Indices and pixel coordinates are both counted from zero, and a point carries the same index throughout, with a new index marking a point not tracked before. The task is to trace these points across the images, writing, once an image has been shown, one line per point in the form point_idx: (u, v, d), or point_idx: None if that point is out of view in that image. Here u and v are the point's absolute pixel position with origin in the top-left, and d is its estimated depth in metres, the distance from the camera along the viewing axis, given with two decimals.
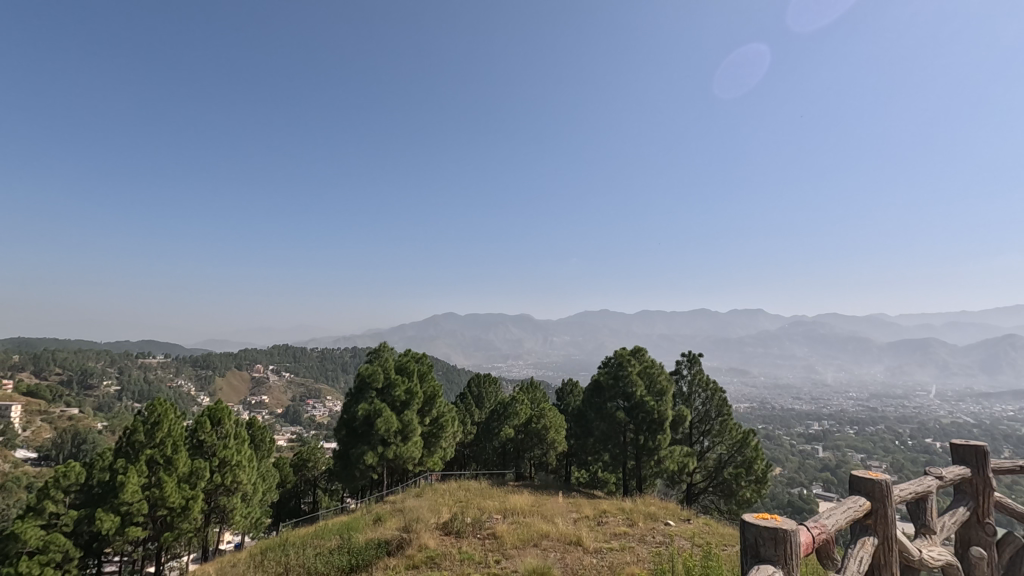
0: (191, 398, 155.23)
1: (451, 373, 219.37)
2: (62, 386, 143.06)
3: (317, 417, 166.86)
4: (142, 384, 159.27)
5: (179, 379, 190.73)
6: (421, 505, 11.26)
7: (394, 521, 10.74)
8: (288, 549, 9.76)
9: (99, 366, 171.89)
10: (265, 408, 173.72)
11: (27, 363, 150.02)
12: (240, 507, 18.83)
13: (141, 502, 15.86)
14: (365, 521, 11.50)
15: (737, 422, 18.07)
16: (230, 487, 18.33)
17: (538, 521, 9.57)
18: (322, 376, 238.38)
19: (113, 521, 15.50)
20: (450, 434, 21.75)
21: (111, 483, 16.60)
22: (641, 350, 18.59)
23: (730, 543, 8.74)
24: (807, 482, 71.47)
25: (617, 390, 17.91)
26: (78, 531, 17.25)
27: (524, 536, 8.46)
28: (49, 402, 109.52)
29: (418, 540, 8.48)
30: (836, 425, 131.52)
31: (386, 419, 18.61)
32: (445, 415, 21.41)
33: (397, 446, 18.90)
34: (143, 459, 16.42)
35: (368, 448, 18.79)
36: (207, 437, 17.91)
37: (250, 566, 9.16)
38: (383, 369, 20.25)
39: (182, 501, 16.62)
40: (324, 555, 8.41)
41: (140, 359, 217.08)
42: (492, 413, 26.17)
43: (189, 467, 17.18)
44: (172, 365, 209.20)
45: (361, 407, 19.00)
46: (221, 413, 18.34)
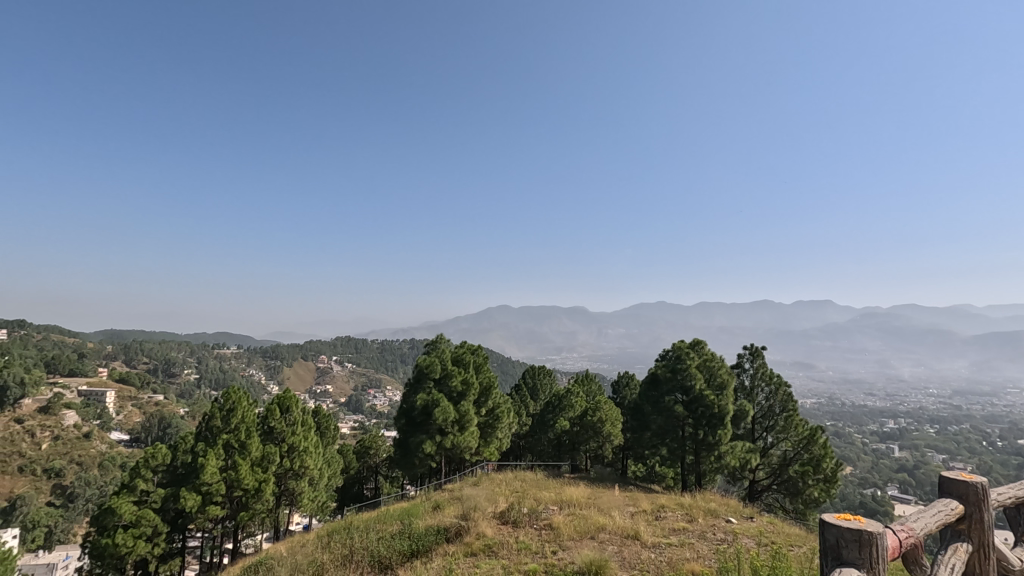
0: (262, 387, 164.34)
1: (506, 365, 221.81)
2: (150, 373, 155.06)
3: (378, 406, 172.97)
4: (219, 373, 170.27)
5: (251, 368, 202.49)
6: (479, 494, 11.48)
7: (453, 509, 10.99)
8: (353, 532, 10.24)
9: (180, 356, 184.79)
10: (330, 398, 181.95)
11: (119, 353, 163.08)
12: (308, 491, 19.72)
13: (219, 483, 17.00)
14: (425, 508, 11.81)
15: (804, 419, 17.27)
16: (298, 471, 19.23)
17: (594, 514, 9.52)
18: (383, 368, 246.50)
19: (195, 499, 16.67)
20: (505, 425, 22.00)
21: (192, 466, 17.86)
22: (700, 343, 18.08)
23: (798, 543, 8.42)
24: (882, 482, 67.65)
25: (675, 384, 17.56)
26: (164, 508, 18.56)
27: (580, 528, 8.47)
28: (139, 389, 119.03)
29: (476, 528, 8.66)
30: (914, 424, 123.68)
31: (443, 408, 19.02)
32: (501, 406, 21.64)
33: (454, 436, 19.29)
34: (221, 443, 17.62)
35: (427, 437, 19.33)
36: (277, 424, 18.92)
37: (319, 547, 9.69)
38: (440, 361, 20.65)
39: (256, 484, 17.58)
40: (386, 539, 8.75)
41: (216, 349, 231.47)
42: (547, 406, 26.38)
43: (261, 451, 18.23)
44: (245, 355, 222.09)
45: (420, 397, 19.56)
46: (290, 401, 19.30)
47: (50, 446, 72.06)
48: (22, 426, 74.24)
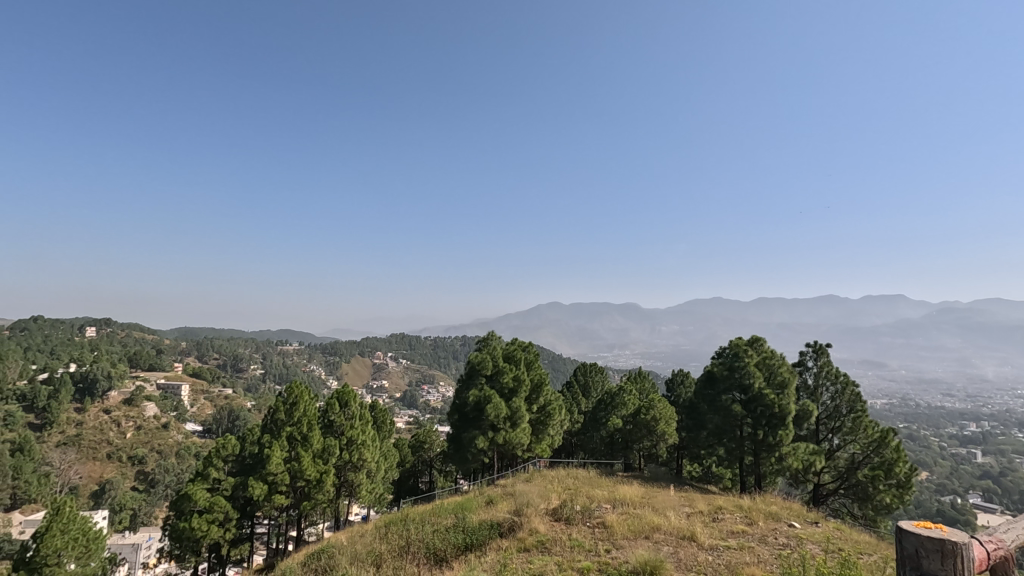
0: (322, 382, 171.34)
1: (557, 362, 221.55)
2: (221, 368, 164.67)
3: (432, 402, 176.83)
4: (282, 369, 178.82)
5: (312, 364, 211.47)
6: (532, 491, 11.52)
7: (506, 504, 11.10)
8: (409, 524, 10.50)
9: (248, 352, 195.25)
10: (385, 393, 187.57)
11: (193, 349, 174.00)
12: (366, 483, 20.32)
13: (284, 473, 17.85)
14: (478, 502, 12.00)
15: (874, 420, 16.35)
16: (357, 464, 19.86)
17: (649, 513, 9.38)
18: (436, 364, 251.58)
19: (262, 488, 17.55)
20: (557, 422, 21.94)
21: (259, 456, 18.84)
22: (759, 340, 17.46)
23: (868, 552, 7.99)
24: (962, 490, 63.15)
25: (732, 382, 17.02)
26: (234, 496, 19.61)
27: (635, 527, 8.35)
28: (211, 383, 126.68)
29: (529, 524, 8.69)
30: (999, 427, 114.70)
31: (495, 405, 19.19)
32: (553, 403, 21.61)
33: (506, 432, 19.42)
34: (285, 436, 18.49)
35: (479, 432, 19.56)
36: (337, 418, 19.68)
37: (378, 537, 10.01)
38: (491, 357, 20.86)
39: (317, 474, 18.33)
40: (441, 532, 8.93)
41: (279, 346, 243.01)
42: (599, 404, 26.15)
43: (322, 444, 18.97)
44: (307, 352, 232.09)
45: (472, 393, 19.83)
46: (348, 396, 20.02)
47: (133, 435, 77.79)
48: (109, 416, 80.49)
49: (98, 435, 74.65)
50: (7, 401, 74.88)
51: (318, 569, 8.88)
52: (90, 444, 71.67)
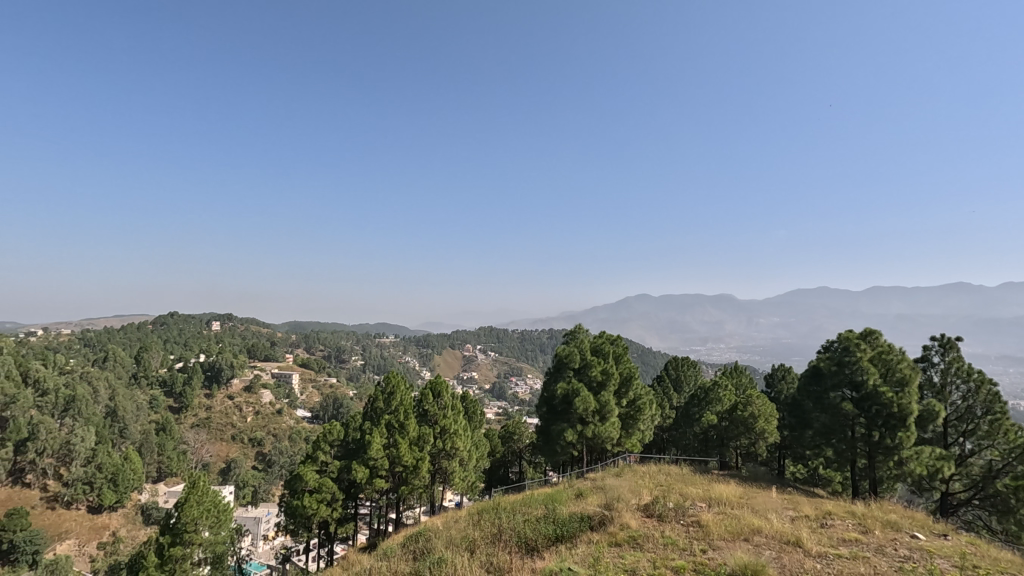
0: (416, 373, 179.40)
1: (646, 356, 216.43)
2: (325, 359, 177.29)
3: (520, 393, 179.37)
4: (380, 360, 189.42)
5: (407, 356, 221.90)
6: (622, 485, 11.34)
7: (596, 497, 11.03)
8: (501, 512, 10.75)
9: (349, 344, 208.68)
10: (476, 384, 193.01)
11: (302, 341, 188.63)
12: (459, 471, 20.95)
13: (383, 458, 18.95)
14: (568, 495, 12.03)
15: (1016, 424, 14.42)
16: (450, 452, 20.50)
17: (748, 515, 8.91)
18: (524, 356, 255.01)
19: (364, 472, 18.74)
20: (648, 417, 21.42)
21: (361, 442, 20.12)
22: (873, 332, 15.96)
23: (1011, 572, 7.06)
24: None
25: (842, 378, 15.68)
26: (340, 477, 21.08)
27: (732, 528, 7.99)
28: (317, 373, 136.76)
29: (620, 519, 8.57)
30: None
31: (583, 398, 19.11)
32: (643, 397, 21.09)
33: (595, 425, 19.24)
34: (383, 423, 19.61)
35: (568, 425, 19.61)
36: (431, 407, 20.55)
37: (471, 524, 10.34)
38: (578, 350, 20.77)
39: (414, 461, 19.23)
40: (532, 522, 9.07)
41: (377, 338, 257.65)
42: (692, 399, 25.27)
43: (418, 431, 19.89)
44: (402, 344, 243.93)
45: (560, 386, 19.90)
46: (441, 387, 20.81)
47: (253, 419, 85.96)
48: (232, 402, 89.49)
49: (225, 418, 83.31)
50: (151, 386, 85.57)
51: (415, 551, 9.35)
52: (218, 426, 80.16)
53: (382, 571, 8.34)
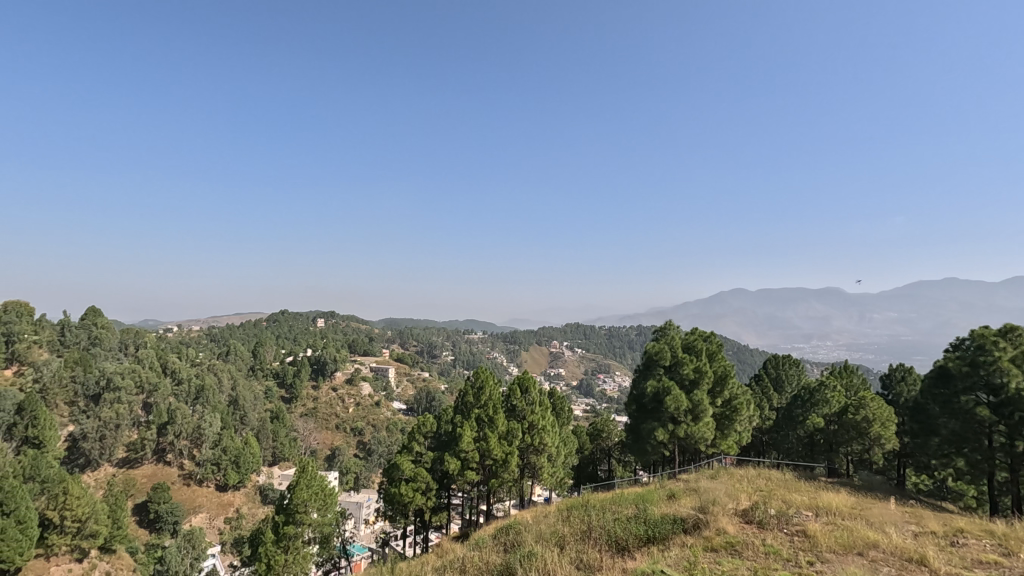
0: (504, 369, 182.73)
1: (742, 354, 205.61)
2: (418, 355, 185.27)
3: (608, 391, 177.01)
4: (469, 355, 194.91)
5: (495, 351, 226.41)
6: (718, 488, 10.83)
7: (690, 500, 10.62)
8: (590, 510, 10.66)
9: (440, 340, 216.54)
10: (562, 380, 193.21)
11: (397, 337, 198.49)
12: (547, 466, 20.92)
13: (474, 451, 19.49)
14: (659, 495, 11.69)
15: None
16: (538, 447, 20.55)
17: (862, 527, 8.16)
18: (611, 353, 251.52)
19: (456, 463, 19.40)
20: (746, 418, 20.26)
21: (453, 434, 20.84)
22: (1013, 329, 14.08)
23: None
24: None
25: (975, 381, 14.01)
26: (433, 468, 21.92)
27: (844, 541, 7.38)
28: (411, 367, 143.21)
29: (716, 523, 8.18)
30: None
31: (674, 396, 18.48)
32: (740, 397, 19.97)
33: (688, 425, 18.52)
34: (473, 417, 20.20)
35: (659, 424, 19.09)
36: (519, 403, 20.84)
37: (560, 520, 10.35)
38: (669, 348, 20.17)
39: (503, 455, 19.55)
40: (622, 521, 8.92)
41: (466, 334, 265.23)
42: (795, 400, 23.67)
43: (506, 426, 20.22)
44: (489, 340, 249.33)
45: (650, 384, 19.44)
46: (528, 382, 21.03)
47: (354, 409, 91.69)
48: (336, 393, 95.91)
49: (329, 409, 89.60)
50: (266, 377, 93.75)
51: (506, 543, 9.54)
52: (324, 415, 86.38)
53: (475, 562, 8.53)
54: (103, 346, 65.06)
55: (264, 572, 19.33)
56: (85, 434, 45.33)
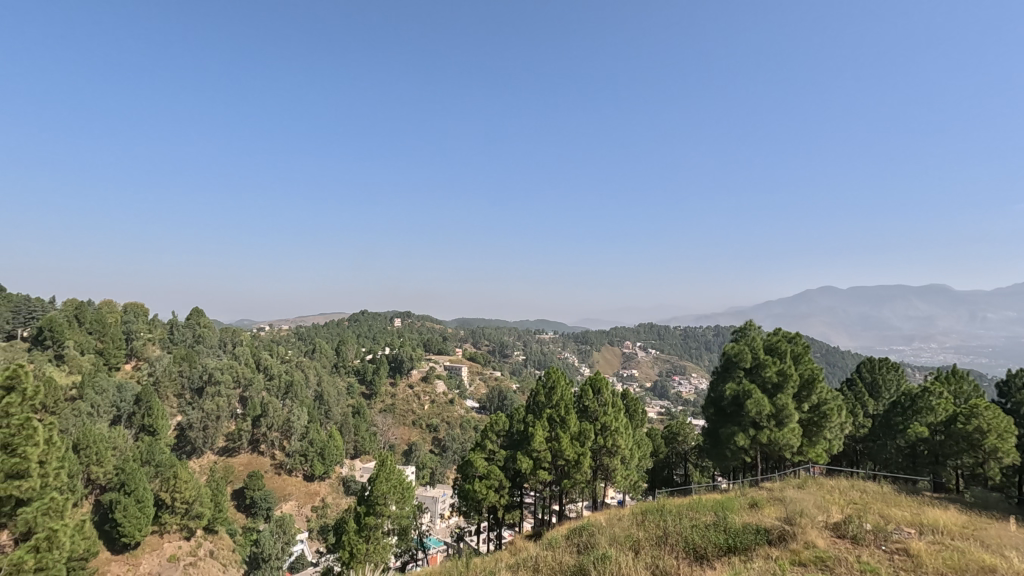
0: (575, 369, 181.99)
1: (832, 356, 192.42)
2: (490, 354, 188.24)
3: (684, 393, 171.60)
4: (541, 355, 195.68)
5: (566, 352, 225.72)
6: (805, 499, 10.20)
7: (775, 510, 10.04)
8: (666, 515, 10.38)
9: (511, 340, 218.82)
10: (635, 381, 189.57)
11: (469, 337, 202.75)
12: (621, 469, 20.47)
13: (546, 451, 19.58)
14: (740, 504, 11.15)
15: None
16: (611, 449, 20.16)
17: (975, 549, 7.37)
18: (686, 355, 243.54)
19: (528, 463, 19.59)
20: (837, 425, 18.92)
21: (525, 433, 21.00)
22: None
23: None
24: None
25: None
26: (506, 466, 22.15)
27: (953, 563, 6.71)
28: (483, 366, 145.62)
29: (804, 536, 7.69)
30: None
31: (755, 400, 17.63)
32: (829, 403, 18.70)
33: (771, 431, 17.60)
34: (545, 417, 20.31)
35: (739, 429, 18.29)
36: (591, 403, 20.66)
37: (634, 524, 10.15)
38: (749, 349, 19.23)
39: (575, 455, 19.40)
40: (701, 528, 8.61)
41: (538, 334, 266.08)
42: (894, 407, 21.82)
43: (578, 427, 20.05)
44: (560, 340, 248.82)
45: (729, 387, 18.66)
46: (600, 383, 20.77)
47: (429, 406, 94.57)
48: (412, 391, 99.33)
49: (406, 405, 92.92)
50: (348, 374, 98.65)
51: (580, 544, 9.48)
52: (401, 412, 89.67)
53: (548, 562, 8.55)
54: (206, 343, 71.14)
55: (348, 560, 20.34)
56: (191, 423, 49.69)
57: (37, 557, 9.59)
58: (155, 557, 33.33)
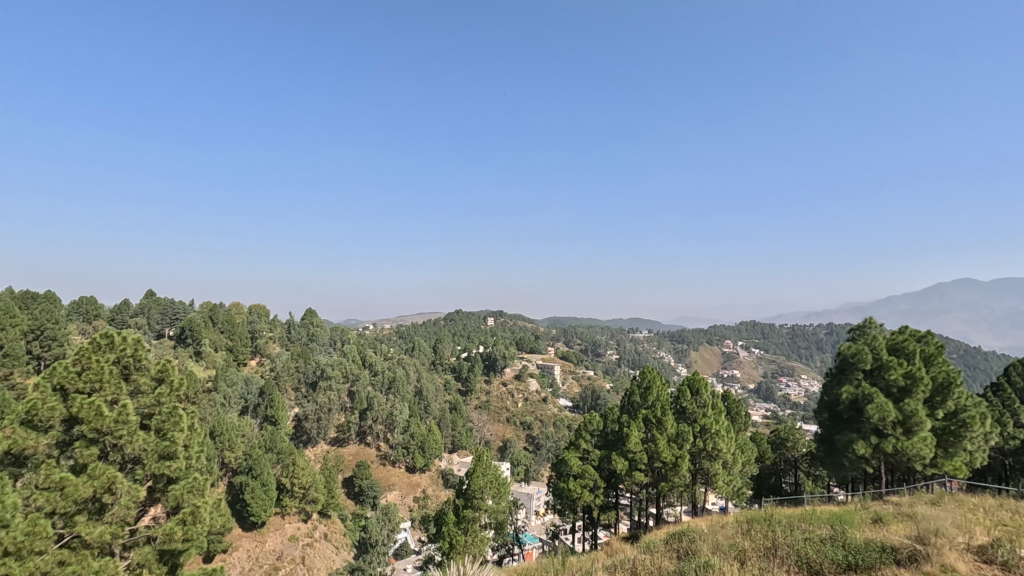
0: (671, 369, 176.33)
1: (972, 358, 170.31)
2: (583, 352, 187.16)
3: (793, 395, 160.19)
4: (635, 355, 191.38)
5: (661, 351, 219.04)
6: (942, 516, 9.16)
7: (904, 527, 9.09)
8: (774, 526, 9.76)
9: (604, 338, 216.02)
10: (737, 382, 179.98)
11: (561, 336, 202.94)
12: (723, 474, 19.41)
13: (641, 453, 19.23)
14: (862, 517, 10.23)
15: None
16: (712, 453, 19.23)
17: None
18: (795, 355, 227.06)
19: (623, 464, 19.40)
20: (980, 435, 16.74)
21: (620, 433, 20.82)
22: None
23: None
24: None
25: None
26: (601, 466, 21.94)
27: None
28: (576, 365, 145.06)
29: (941, 558, 6.87)
30: None
31: (878, 405, 16.09)
32: (970, 410, 16.60)
33: (897, 440, 15.96)
34: (641, 418, 20.02)
35: (859, 437, 16.80)
36: (689, 404, 19.91)
37: (740, 533, 9.67)
38: (870, 349, 17.55)
39: (672, 458, 18.77)
40: (816, 542, 7.99)
41: (631, 333, 260.38)
42: None
43: (676, 429, 19.41)
44: (655, 339, 241.88)
45: (846, 390, 17.19)
46: (699, 384, 19.97)
47: (523, 404, 95.82)
48: (506, 389, 101.20)
49: (500, 403, 94.89)
50: (445, 371, 102.41)
51: (680, 550, 9.17)
52: (496, 409, 91.73)
53: (646, 565, 8.42)
54: (318, 341, 77.12)
55: (448, 550, 21.15)
56: (307, 415, 54.03)
57: (184, 529, 10.69)
58: (278, 536, 36.69)
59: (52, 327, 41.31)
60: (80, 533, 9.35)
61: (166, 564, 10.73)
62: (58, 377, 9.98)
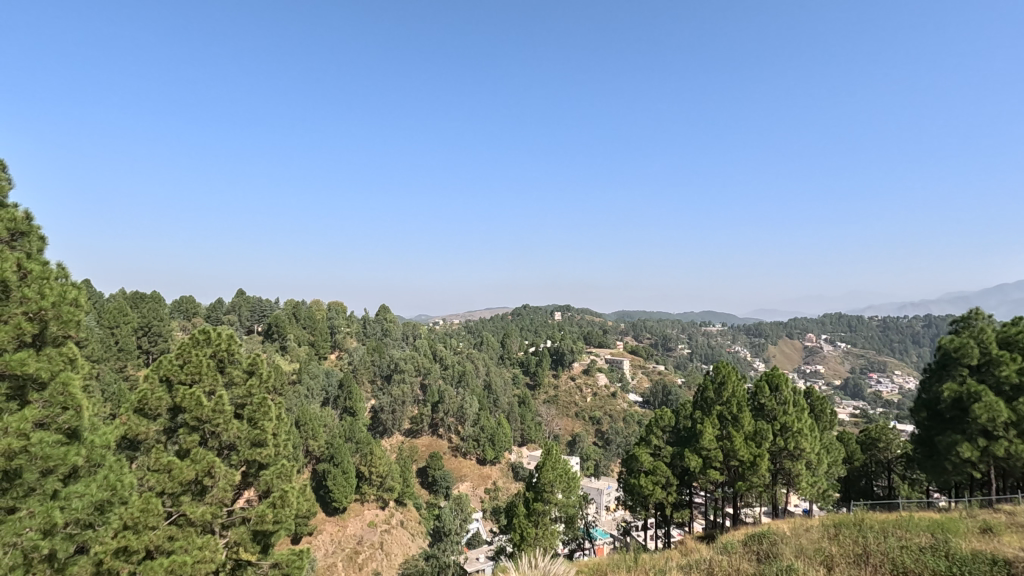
0: (747, 365, 168.70)
1: None
2: (653, 346, 182.63)
3: (886, 394, 148.55)
4: (708, 350, 184.71)
5: (736, 345, 210.12)
6: None
7: (1018, 539, 8.24)
8: (866, 530, 9.17)
9: (674, 332, 210.02)
10: (821, 377, 169.58)
11: (630, 330, 199.01)
12: (806, 475, 18.35)
13: (716, 449, 18.65)
14: (968, 526, 9.37)
15: None
16: (794, 452, 18.26)
17: None
18: (887, 349, 210.72)
19: (697, 461, 18.90)
20: None
21: (693, 431, 20.23)
22: None
23: None
24: None
25: None
26: (673, 463, 21.34)
27: None
28: (647, 360, 142.01)
29: None
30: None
31: (987, 404, 14.70)
32: None
33: (1010, 443, 14.48)
34: (716, 414, 19.38)
35: (964, 439, 15.43)
36: (767, 401, 19.00)
37: (826, 535, 9.18)
38: (976, 342, 15.94)
39: (750, 456, 18.01)
40: (914, 550, 7.40)
41: (704, 326, 251.21)
42: None
43: (754, 426, 18.61)
44: (730, 332, 232.28)
45: (948, 387, 15.88)
46: (778, 379, 19.02)
47: (592, 399, 95.05)
48: (574, 383, 100.88)
49: (569, 397, 94.69)
50: (513, 365, 103.36)
51: (760, 552, 8.82)
52: (565, 403, 91.81)
53: (724, 566, 8.11)
54: (391, 335, 80.09)
55: (519, 541, 21.39)
56: (382, 406, 56.38)
57: (272, 511, 11.37)
58: (358, 521, 38.60)
59: (157, 325, 45.31)
60: (185, 511, 10.23)
61: (259, 544, 11.46)
62: (165, 369, 10.98)
